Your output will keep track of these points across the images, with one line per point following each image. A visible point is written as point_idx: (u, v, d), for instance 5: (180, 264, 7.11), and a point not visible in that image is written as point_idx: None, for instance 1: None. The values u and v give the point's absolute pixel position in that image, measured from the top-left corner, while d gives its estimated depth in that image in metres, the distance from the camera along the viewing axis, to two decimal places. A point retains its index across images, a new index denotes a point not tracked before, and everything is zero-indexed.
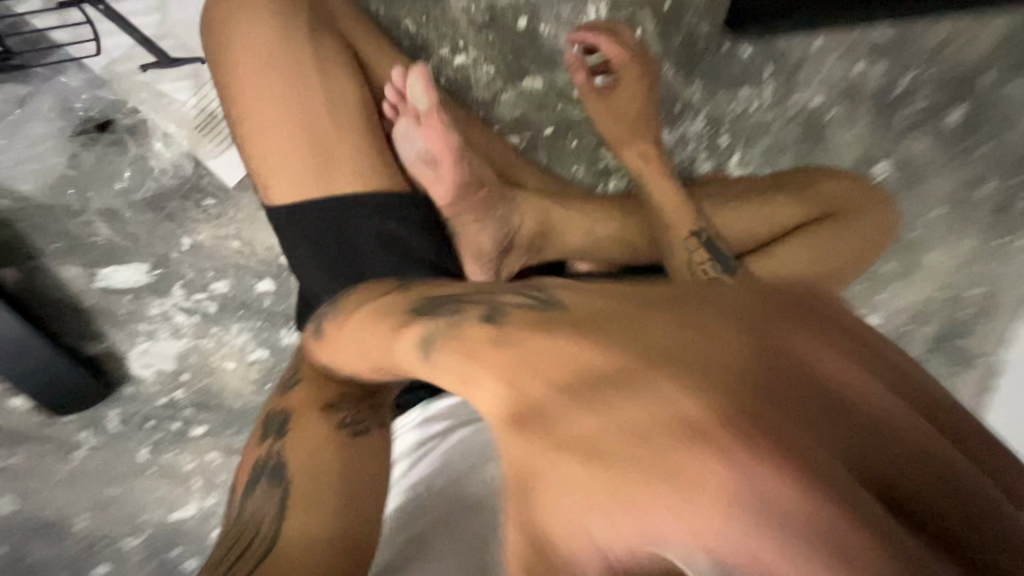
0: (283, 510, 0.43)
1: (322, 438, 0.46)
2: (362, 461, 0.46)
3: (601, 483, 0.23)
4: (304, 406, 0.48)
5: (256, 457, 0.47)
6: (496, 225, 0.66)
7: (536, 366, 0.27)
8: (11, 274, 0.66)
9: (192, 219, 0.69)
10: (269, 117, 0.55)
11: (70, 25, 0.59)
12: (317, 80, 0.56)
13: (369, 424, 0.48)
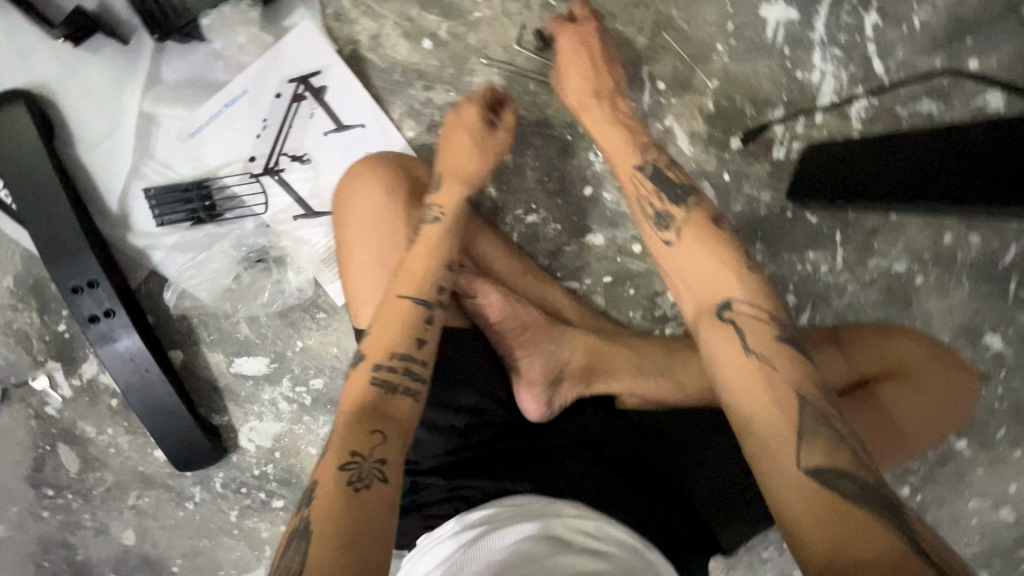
0: (300, 554, 0.45)
1: (332, 490, 0.49)
2: (367, 510, 0.48)
3: (800, 503, 0.46)
4: (325, 460, 0.52)
5: (290, 520, 0.50)
6: (545, 357, 0.77)
7: (766, 457, 0.49)
8: (178, 355, 0.88)
9: (305, 326, 0.87)
10: (366, 257, 0.69)
11: (251, 186, 0.80)
12: (403, 236, 0.70)
13: (372, 479, 0.51)
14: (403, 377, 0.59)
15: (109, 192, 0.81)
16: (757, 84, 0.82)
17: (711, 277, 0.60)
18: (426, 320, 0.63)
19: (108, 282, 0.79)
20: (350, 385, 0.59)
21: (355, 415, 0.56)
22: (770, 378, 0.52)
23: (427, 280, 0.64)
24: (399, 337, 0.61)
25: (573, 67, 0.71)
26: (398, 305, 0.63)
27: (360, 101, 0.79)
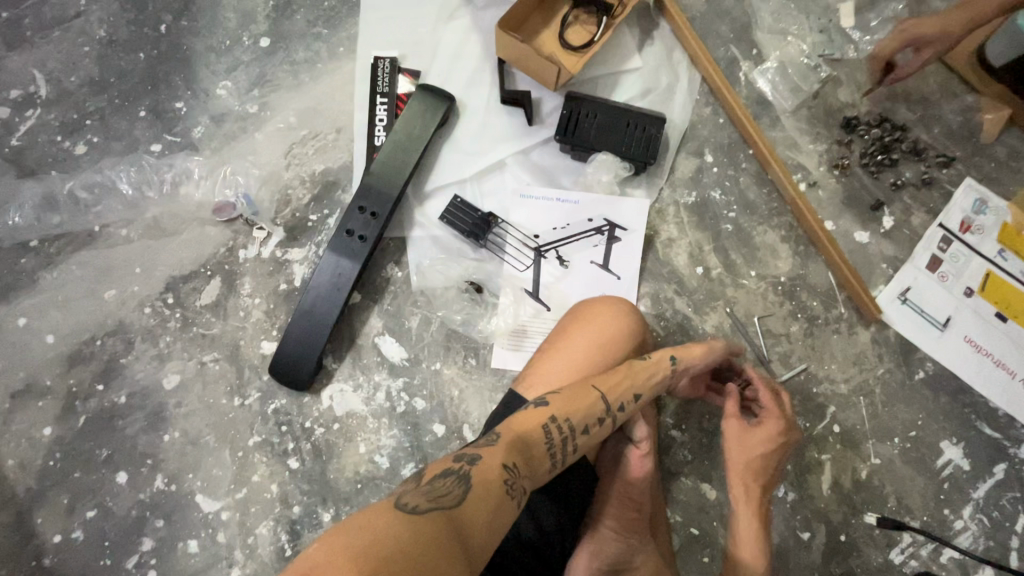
0: (462, 497, 0.52)
1: (496, 474, 0.55)
2: (507, 510, 0.54)
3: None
4: (496, 449, 0.59)
5: (449, 460, 0.56)
6: (624, 547, 0.75)
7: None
8: (355, 297, 0.99)
9: (454, 358, 0.96)
10: (574, 354, 0.82)
11: (517, 250, 1.00)
12: (612, 359, 0.82)
13: (518, 493, 0.56)
14: (568, 443, 0.67)
15: (435, 179, 1.03)
16: (908, 489, 0.91)
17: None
18: (598, 419, 0.70)
19: (382, 220, 0.96)
20: (525, 412, 0.67)
21: (520, 439, 0.63)
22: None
23: (616, 392, 0.73)
24: (578, 414, 0.69)
25: (760, 447, 0.81)
26: (587, 392, 0.71)
27: (631, 265, 0.99)
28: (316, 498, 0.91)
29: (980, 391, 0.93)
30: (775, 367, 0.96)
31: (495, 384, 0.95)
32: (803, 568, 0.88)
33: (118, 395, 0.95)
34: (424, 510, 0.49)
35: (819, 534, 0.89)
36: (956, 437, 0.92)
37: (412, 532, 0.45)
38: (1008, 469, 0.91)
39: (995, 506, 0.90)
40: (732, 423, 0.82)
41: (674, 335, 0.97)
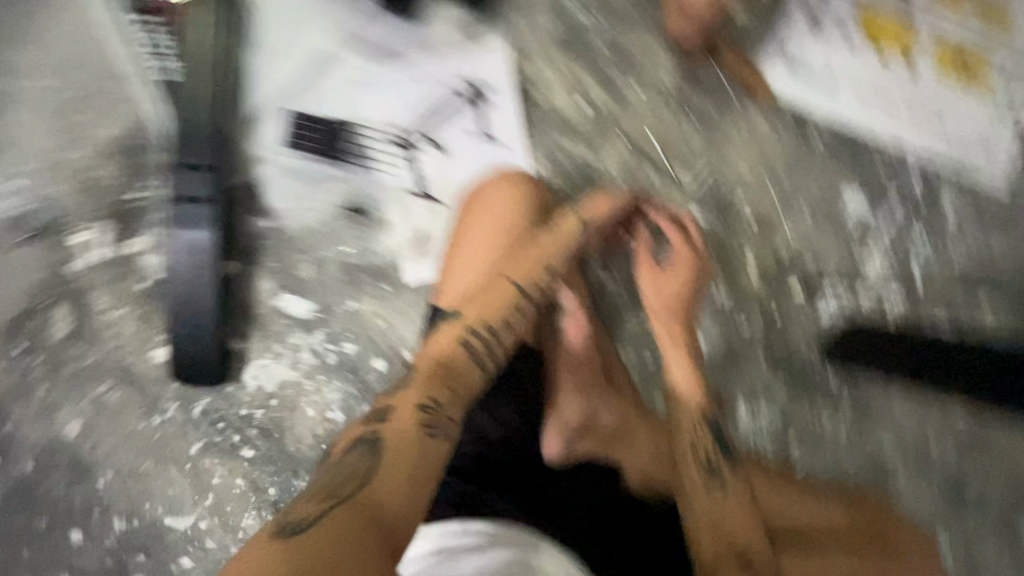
0: (371, 464, 0.52)
1: (407, 421, 0.55)
2: (430, 456, 0.54)
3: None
4: (406, 396, 0.58)
5: (358, 429, 0.57)
6: (587, 405, 0.79)
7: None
8: (229, 267, 0.87)
9: (366, 292, 0.88)
10: (479, 244, 0.76)
11: (386, 152, 0.86)
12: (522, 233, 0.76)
13: (442, 430, 0.56)
14: (490, 349, 0.66)
15: (258, 102, 0.86)
16: (825, 250, 0.95)
17: (734, 527, 0.71)
18: (516, 309, 0.70)
19: (210, 171, 0.80)
20: (436, 339, 0.66)
21: (438, 368, 0.63)
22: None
23: (527, 275, 0.72)
24: (493, 314, 0.68)
25: (672, 291, 0.82)
26: (500, 286, 0.71)
27: (511, 126, 0.89)
28: (287, 474, 0.88)
29: (874, 135, 0.94)
30: (686, 181, 0.93)
31: (419, 301, 0.89)
32: (750, 353, 0.95)
33: (24, 463, 0.85)
34: (334, 504, 0.48)
35: (757, 320, 0.95)
36: (858, 187, 0.95)
37: (321, 539, 0.45)
38: (908, 196, 0.95)
39: (900, 236, 0.96)
40: (646, 276, 0.84)
41: (579, 185, 0.90)
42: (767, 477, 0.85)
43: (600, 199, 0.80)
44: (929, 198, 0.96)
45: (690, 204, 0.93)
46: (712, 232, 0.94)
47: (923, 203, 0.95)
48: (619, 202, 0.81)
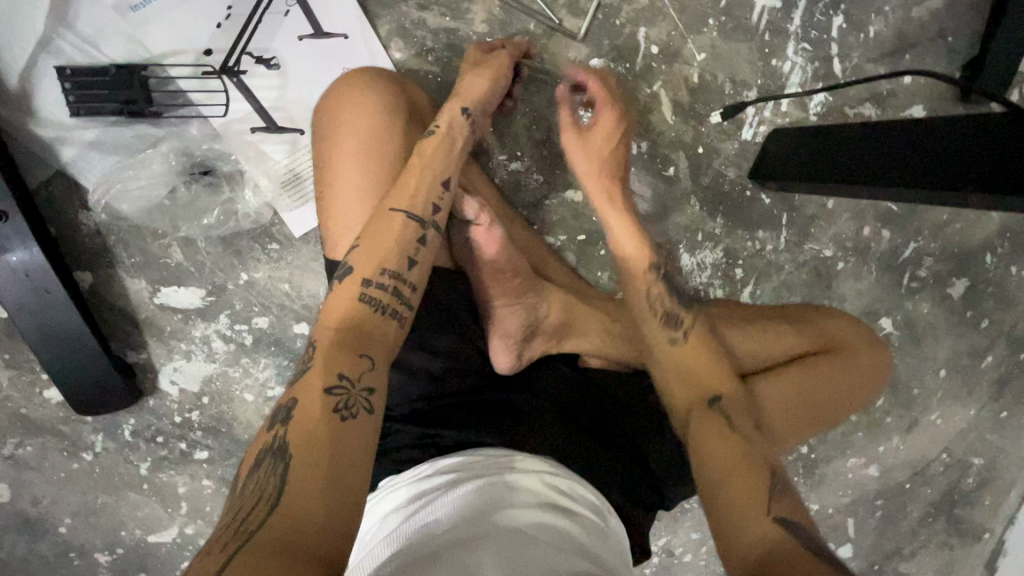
0: (282, 474, 0.48)
1: (316, 415, 0.52)
2: (351, 439, 0.51)
3: (755, 549, 0.49)
4: (309, 382, 0.53)
5: (262, 437, 0.52)
6: (526, 309, 0.75)
7: (739, 519, 0.52)
8: (86, 278, 0.74)
9: (254, 257, 0.77)
10: (353, 173, 0.63)
11: (203, 87, 0.69)
12: (394, 146, 0.64)
13: (358, 408, 0.53)
14: (394, 298, 0.60)
15: (7, 65, 0.64)
16: (738, 63, 0.86)
17: (703, 372, 0.66)
18: (416, 242, 0.62)
19: (1, 176, 0.64)
20: (328, 308, 0.59)
21: (339, 338, 0.56)
22: (748, 460, 0.58)
23: (416, 200, 0.62)
24: (390, 257, 0.60)
25: (603, 141, 0.74)
26: (391, 222, 0.61)
27: (346, 9, 0.71)
28: None
29: None
30: (572, 22, 0.78)
31: (317, 250, 0.78)
32: (680, 198, 0.91)
33: None
34: (253, 531, 0.44)
35: (681, 161, 0.89)
36: None
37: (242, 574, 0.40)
38: None
39: (812, 23, 0.87)
40: (569, 136, 0.74)
41: (451, 62, 0.75)
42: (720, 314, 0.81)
43: (477, 79, 0.67)
44: None
45: (583, 50, 0.80)
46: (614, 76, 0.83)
47: None
48: (500, 75, 0.68)
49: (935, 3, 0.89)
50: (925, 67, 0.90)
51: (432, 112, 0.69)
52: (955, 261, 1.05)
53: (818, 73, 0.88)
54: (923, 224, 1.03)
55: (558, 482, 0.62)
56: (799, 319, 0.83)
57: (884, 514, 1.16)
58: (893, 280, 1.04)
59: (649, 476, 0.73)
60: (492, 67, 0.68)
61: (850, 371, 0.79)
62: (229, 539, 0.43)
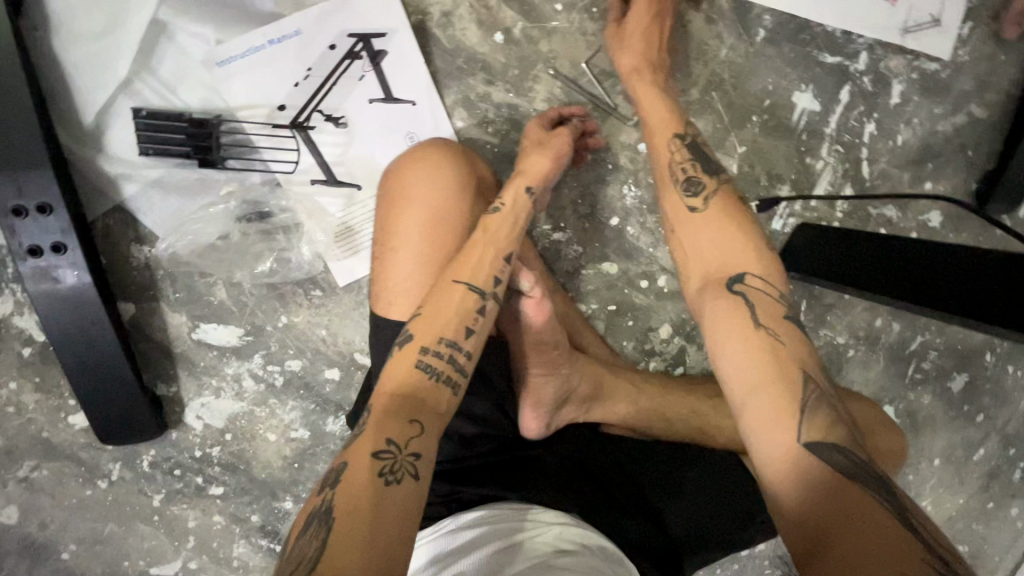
0: (325, 537, 0.49)
1: (365, 478, 0.53)
2: (394, 503, 0.52)
3: (781, 476, 0.44)
4: (359, 447, 0.55)
5: (313, 499, 0.54)
6: (560, 381, 0.75)
7: (762, 426, 0.46)
8: (129, 308, 0.74)
9: (296, 302, 0.78)
10: (417, 241, 0.65)
11: (272, 139, 0.71)
12: (459, 217, 0.66)
13: (404, 473, 0.54)
14: (449, 366, 0.62)
15: (86, 104, 0.66)
16: (774, 158, 0.90)
17: (727, 250, 0.57)
18: (474, 312, 0.64)
19: (65, 210, 0.65)
20: (385, 375, 0.62)
21: (392, 403, 0.59)
22: (777, 355, 0.48)
23: (478, 272, 0.64)
24: (448, 326, 0.63)
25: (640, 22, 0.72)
26: (453, 292, 0.64)
27: (417, 78, 0.73)
28: (265, 500, 0.84)
29: (813, 21, 0.87)
30: (627, 107, 0.82)
31: (358, 300, 0.79)
32: None
33: None
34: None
35: None
36: (802, 83, 0.89)
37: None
38: (853, 89, 0.90)
39: (846, 129, 0.92)
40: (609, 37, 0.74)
41: (509, 135, 0.78)
42: None
43: (541, 157, 0.70)
44: (874, 82, 0.91)
45: (635, 134, 0.83)
46: None
47: (868, 90, 0.91)
48: (561, 155, 0.71)
49: (961, 118, 0.93)
50: (947, 179, 0.94)
51: (496, 186, 0.72)
52: (957, 357, 1.10)
53: (847, 175, 0.93)
54: (930, 321, 1.07)
55: (579, 538, 0.64)
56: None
57: None
58: (898, 370, 1.08)
59: (676, 555, 0.73)
60: (556, 146, 0.71)
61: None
62: None
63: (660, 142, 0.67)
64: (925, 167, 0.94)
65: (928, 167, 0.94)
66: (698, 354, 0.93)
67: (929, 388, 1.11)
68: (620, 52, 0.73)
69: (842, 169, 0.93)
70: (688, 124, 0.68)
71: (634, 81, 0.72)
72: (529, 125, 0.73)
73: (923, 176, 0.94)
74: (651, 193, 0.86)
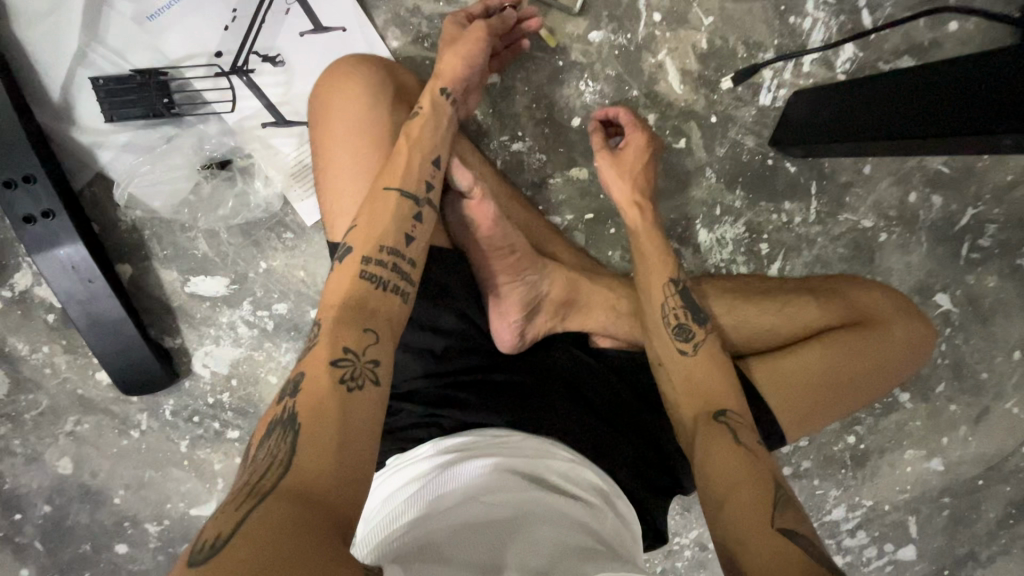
0: (292, 441, 0.44)
1: (326, 383, 0.49)
2: (358, 410, 0.48)
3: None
4: (315, 354, 0.51)
5: (272, 408, 0.48)
6: (525, 287, 0.74)
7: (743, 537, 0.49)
8: (126, 269, 0.81)
9: (271, 246, 0.81)
10: (348, 160, 0.65)
11: (216, 86, 0.74)
12: (383, 128, 0.67)
13: (365, 379, 0.50)
14: (394, 275, 0.59)
15: (52, 82, 0.73)
16: (748, 25, 0.82)
17: (704, 384, 0.64)
18: (412, 216, 0.62)
19: (47, 178, 0.71)
20: (328, 294, 0.57)
21: (342, 314, 0.54)
22: (753, 477, 0.55)
23: (407, 177, 0.63)
24: (388, 232, 0.60)
25: (637, 164, 0.75)
26: (386, 200, 0.62)
27: (341, 3, 0.74)
28: None
29: None
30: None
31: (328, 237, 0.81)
32: (694, 170, 0.86)
33: (36, 511, 0.88)
34: (267, 491, 0.41)
35: (693, 132, 0.85)
36: None
37: (257, 534, 0.37)
38: None
39: None
40: (603, 159, 0.76)
41: None
42: (746, 296, 0.75)
43: (451, 54, 0.68)
44: None
45: (584, 24, 0.80)
46: (616, 48, 0.81)
47: None
48: (475, 54, 0.69)
49: None
50: (972, 9, 0.80)
51: (419, 94, 0.71)
52: None
53: (844, 29, 0.82)
54: (985, 189, 0.91)
55: (564, 471, 0.60)
56: (820, 291, 0.75)
57: (952, 512, 1.00)
58: (960, 255, 0.93)
59: (672, 470, 0.71)
60: (471, 37, 0.68)
61: (871, 348, 0.70)
62: (242, 500, 0.40)
63: (654, 286, 0.71)
64: (940, 3, 0.81)
65: (945, 1, 0.81)
66: (697, 257, 0.89)
67: (1001, 268, 0.93)
68: (615, 188, 0.75)
69: (833, 24, 0.82)
70: (680, 270, 0.72)
71: (630, 217, 0.74)
72: (444, 26, 0.71)
73: (941, 13, 0.81)
74: (613, 86, 0.82)
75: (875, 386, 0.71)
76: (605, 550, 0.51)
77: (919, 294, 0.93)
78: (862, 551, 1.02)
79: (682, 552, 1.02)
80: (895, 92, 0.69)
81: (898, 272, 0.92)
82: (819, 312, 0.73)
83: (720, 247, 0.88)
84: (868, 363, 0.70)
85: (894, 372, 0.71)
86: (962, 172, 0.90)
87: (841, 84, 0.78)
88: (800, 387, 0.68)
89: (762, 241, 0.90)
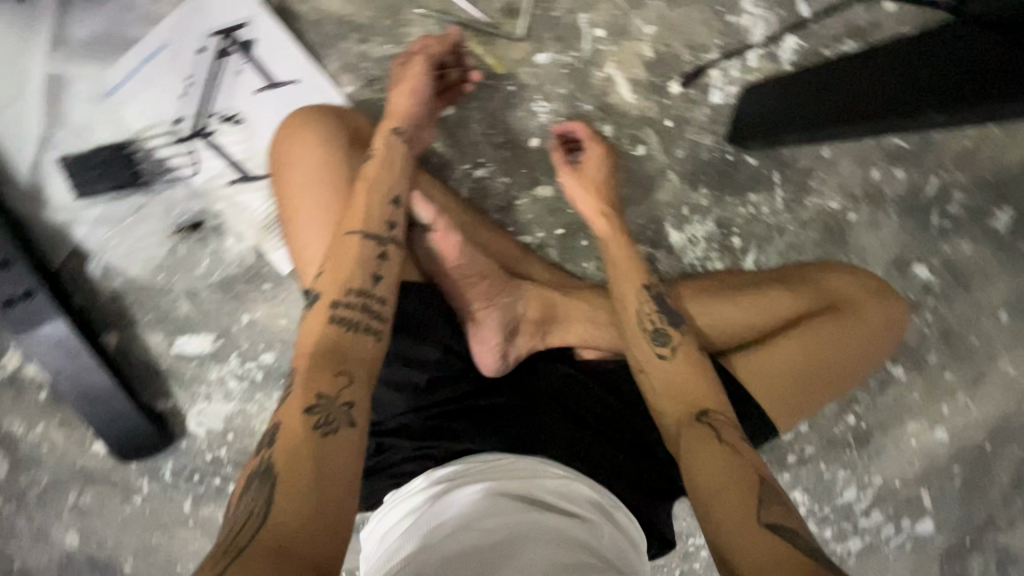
0: (271, 493, 0.45)
1: (301, 431, 0.49)
2: (335, 455, 0.48)
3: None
4: (290, 403, 0.51)
5: (252, 461, 0.49)
6: (502, 310, 0.75)
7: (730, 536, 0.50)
8: (112, 338, 0.82)
9: (251, 298, 0.83)
10: (311, 208, 0.67)
11: (179, 151, 0.77)
12: (341, 172, 0.68)
13: (340, 423, 0.50)
14: (364, 314, 0.59)
15: (21, 166, 0.75)
16: (689, 29, 0.84)
17: (686, 386, 0.64)
18: (376, 255, 0.63)
19: (24, 261, 0.73)
20: (302, 341, 0.58)
21: (314, 361, 0.55)
22: (738, 473, 0.55)
23: (368, 217, 0.64)
24: (354, 273, 0.61)
25: (598, 176, 0.77)
26: (349, 242, 0.63)
27: (292, 57, 0.77)
28: None
29: None
30: (512, 25, 0.82)
31: None
32: (657, 174, 0.88)
33: None
34: (247, 545, 0.41)
35: (650, 137, 0.87)
36: None
37: None
38: None
39: None
40: (565, 174, 0.77)
41: None
42: (722, 293, 0.76)
43: (401, 94, 0.70)
44: None
45: (529, 48, 0.83)
46: (564, 67, 0.84)
47: None
48: (423, 91, 0.71)
49: None
50: None
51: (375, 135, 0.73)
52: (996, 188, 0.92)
53: (781, 21, 0.84)
54: (944, 157, 0.92)
55: (557, 487, 0.60)
56: (791, 280, 0.77)
57: (965, 481, 0.99)
58: (930, 222, 0.93)
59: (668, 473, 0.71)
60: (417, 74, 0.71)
61: (845, 333, 0.71)
62: (225, 555, 0.41)
63: (627, 293, 0.72)
64: None
65: None
66: (673, 258, 0.90)
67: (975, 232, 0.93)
68: (579, 202, 0.76)
69: (770, 18, 0.84)
70: (650, 274, 0.73)
71: (596, 227, 0.75)
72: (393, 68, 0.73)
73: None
74: (566, 102, 0.84)
75: (854, 367, 0.72)
76: (596, 564, 0.51)
77: (897, 268, 0.94)
78: (880, 530, 1.01)
79: (699, 554, 1.01)
80: (841, 80, 0.72)
81: (875, 248, 0.93)
82: (792, 300, 0.75)
83: (693, 247, 0.89)
84: (844, 346, 0.71)
85: (872, 351, 0.72)
86: (919, 144, 0.92)
87: (783, 78, 0.80)
88: (779, 378, 0.69)
89: (734, 235, 0.90)
